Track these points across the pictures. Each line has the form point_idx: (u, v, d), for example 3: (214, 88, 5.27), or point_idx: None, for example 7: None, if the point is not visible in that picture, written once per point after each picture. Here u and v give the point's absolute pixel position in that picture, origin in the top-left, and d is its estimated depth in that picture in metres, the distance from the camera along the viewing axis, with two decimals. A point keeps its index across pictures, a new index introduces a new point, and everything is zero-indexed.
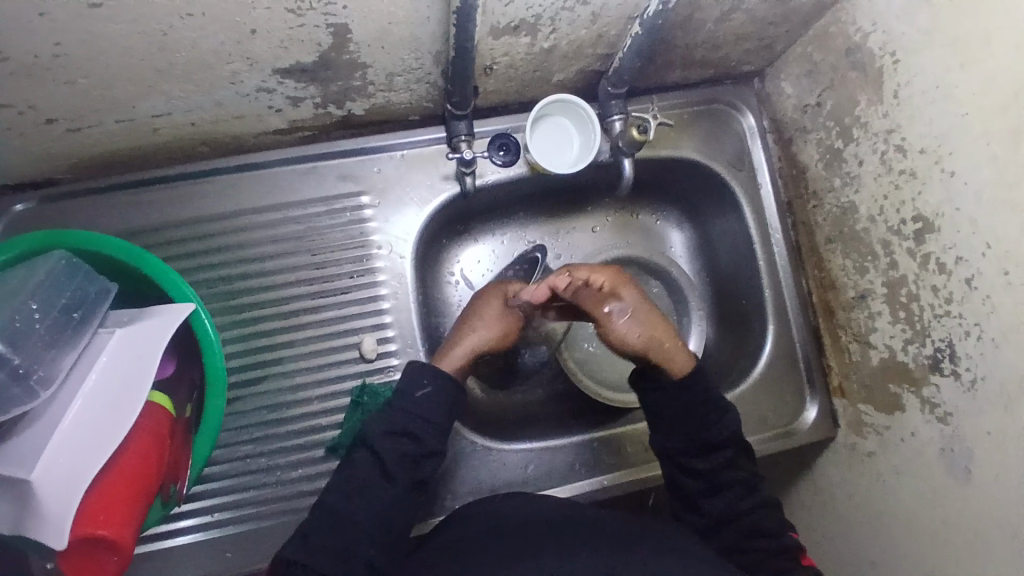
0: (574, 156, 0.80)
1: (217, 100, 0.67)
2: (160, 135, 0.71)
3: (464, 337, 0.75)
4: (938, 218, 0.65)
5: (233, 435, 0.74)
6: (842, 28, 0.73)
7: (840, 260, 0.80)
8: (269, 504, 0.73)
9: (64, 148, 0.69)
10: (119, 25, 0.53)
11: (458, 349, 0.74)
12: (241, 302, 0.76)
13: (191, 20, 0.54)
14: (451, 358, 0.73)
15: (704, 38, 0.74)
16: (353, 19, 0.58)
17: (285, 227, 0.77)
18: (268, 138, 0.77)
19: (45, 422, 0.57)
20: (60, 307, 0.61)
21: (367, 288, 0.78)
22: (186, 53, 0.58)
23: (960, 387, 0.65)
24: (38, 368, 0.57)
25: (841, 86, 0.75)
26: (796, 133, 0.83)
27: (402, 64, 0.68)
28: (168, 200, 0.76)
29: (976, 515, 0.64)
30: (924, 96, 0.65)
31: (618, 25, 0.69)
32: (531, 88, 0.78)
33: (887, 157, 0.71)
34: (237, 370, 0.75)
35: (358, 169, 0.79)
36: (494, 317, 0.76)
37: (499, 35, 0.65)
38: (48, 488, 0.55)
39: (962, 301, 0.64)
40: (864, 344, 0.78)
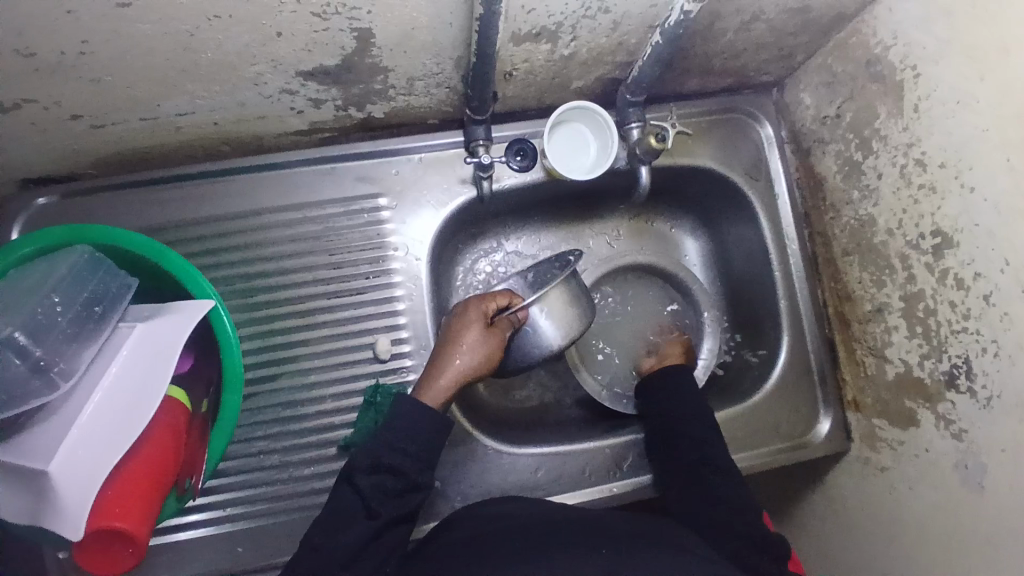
0: (591, 163, 0.81)
1: (239, 100, 0.68)
2: (182, 134, 0.72)
3: (445, 365, 0.68)
4: (958, 232, 0.65)
5: (247, 432, 0.75)
6: (863, 40, 0.72)
7: (856, 272, 0.79)
8: (281, 501, 0.74)
9: (89, 145, 0.70)
10: (146, 25, 0.54)
11: (439, 383, 0.68)
12: (258, 300, 0.77)
13: (216, 22, 0.55)
14: (434, 392, 0.67)
15: (724, 48, 0.74)
16: (375, 23, 0.59)
17: (303, 227, 0.78)
18: (288, 139, 0.77)
19: (65, 415, 0.58)
20: (82, 301, 0.62)
21: (382, 289, 0.78)
22: (211, 54, 0.59)
23: (976, 403, 0.65)
24: (60, 361, 0.59)
25: (860, 98, 0.75)
26: (814, 143, 0.83)
27: (422, 69, 0.68)
28: (189, 198, 0.77)
29: (989, 533, 0.64)
30: (946, 110, 0.65)
31: (638, 33, 0.69)
32: (550, 94, 0.79)
33: (906, 170, 0.70)
34: (253, 367, 0.76)
35: (376, 171, 0.80)
36: (474, 342, 0.69)
37: (519, 41, 0.66)
38: (67, 482, 0.56)
39: (980, 317, 0.63)
40: (880, 356, 0.78)
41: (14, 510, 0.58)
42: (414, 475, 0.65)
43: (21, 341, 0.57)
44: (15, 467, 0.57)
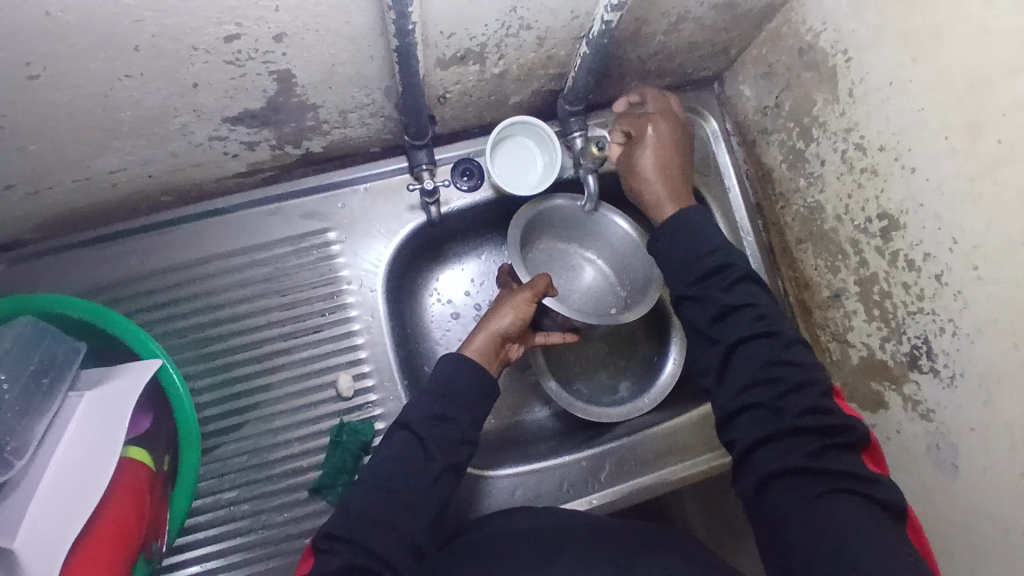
0: (538, 177, 0.80)
1: (171, 151, 0.67)
2: (120, 190, 0.70)
3: (482, 323, 0.73)
4: (903, 214, 0.65)
5: (215, 484, 0.74)
6: (793, 28, 0.72)
7: (811, 260, 0.79)
8: (256, 549, 0.73)
9: (25, 212, 0.68)
10: (62, 92, 0.53)
11: (477, 337, 0.72)
12: (214, 349, 0.76)
13: (131, 81, 0.54)
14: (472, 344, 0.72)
15: (657, 50, 0.74)
16: (295, 64, 0.58)
17: (253, 270, 0.77)
18: (229, 183, 0.76)
19: (21, 491, 0.56)
20: (29, 374, 0.60)
21: (341, 325, 0.78)
22: (132, 111, 0.58)
23: (939, 383, 0.64)
24: (11, 439, 0.57)
25: (797, 87, 0.74)
26: (758, 134, 0.82)
27: (353, 102, 0.67)
28: (134, 253, 0.75)
29: (965, 511, 0.63)
30: (880, 93, 0.65)
31: (566, 45, 0.68)
32: (489, 112, 0.78)
33: (848, 156, 0.70)
34: (215, 417, 0.75)
35: (323, 207, 0.79)
36: (502, 300, 0.75)
37: (447, 65, 0.65)
38: (33, 558, 0.54)
39: (934, 297, 0.63)
40: (843, 342, 0.77)
41: None
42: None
43: None
44: None
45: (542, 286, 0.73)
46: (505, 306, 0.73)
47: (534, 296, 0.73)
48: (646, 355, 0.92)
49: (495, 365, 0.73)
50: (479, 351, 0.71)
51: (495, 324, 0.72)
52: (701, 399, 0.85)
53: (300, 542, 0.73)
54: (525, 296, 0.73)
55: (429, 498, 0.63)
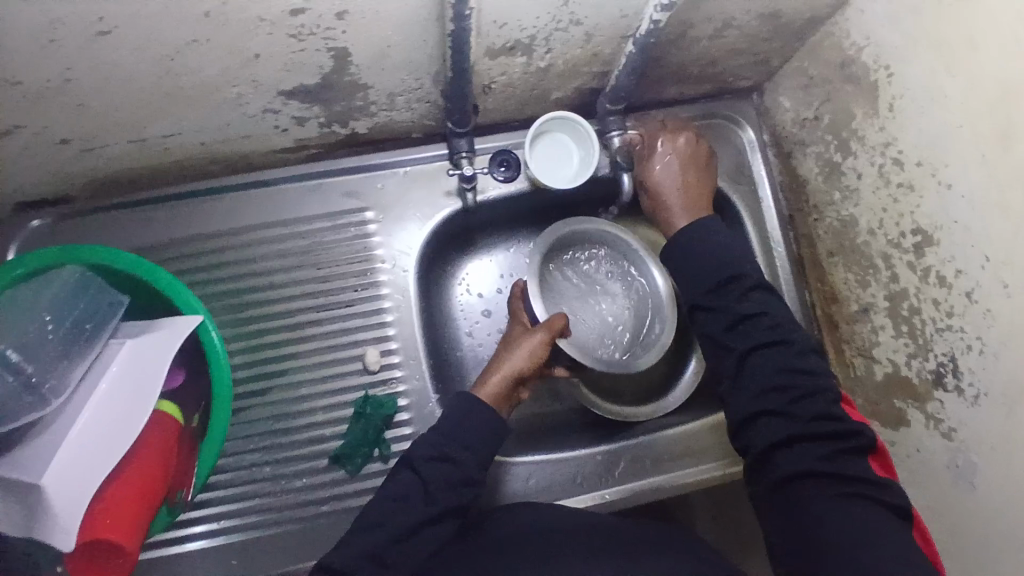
0: (573, 172, 0.81)
1: (225, 121, 0.69)
2: (171, 155, 0.74)
3: (498, 363, 0.74)
4: (937, 230, 0.65)
5: (239, 445, 0.77)
6: (836, 42, 0.73)
7: (841, 273, 0.79)
8: (276, 512, 0.75)
9: (79, 169, 0.72)
10: (129, 52, 0.56)
11: (491, 381, 0.72)
12: (249, 315, 0.78)
13: (196, 46, 0.57)
14: (487, 388, 0.72)
15: (698, 55, 0.75)
16: (352, 43, 0.60)
17: (292, 242, 0.80)
18: (275, 157, 0.79)
19: (56, 429, 0.59)
20: (73, 319, 0.63)
21: (371, 301, 0.80)
22: (193, 77, 0.61)
23: (962, 401, 0.64)
24: (50, 377, 0.60)
25: (837, 99, 0.75)
26: (795, 146, 0.83)
27: (401, 85, 0.70)
28: (179, 217, 0.79)
29: (982, 532, 0.63)
30: (919, 109, 0.65)
31: (611, 43, 0.70)
32: (530, 105, 0.80)
33: (884, 170, 0.70)
34: (244, 381, 0.77)
35: (362, 186, 0.81)
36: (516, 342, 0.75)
37: (495, 55, 0.67)
38: (59, 494, 0.57)
39: (963, 314, 0.63)
40: (868, 357, 0.77)
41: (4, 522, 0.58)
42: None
43: (13, 358, 0.59)
44: (1, 480, 0.58)
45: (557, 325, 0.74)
46: (522, 350, 0.73)
47: (549, 338, 0.74)
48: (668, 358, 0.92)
49: (507, 407, 0.73)
50: (493, 394, 0.71)
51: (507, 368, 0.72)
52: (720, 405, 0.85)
53: (319, 508, 0.75)
54: (540, 341, 0.74)
55: (438, 475, 0.65)
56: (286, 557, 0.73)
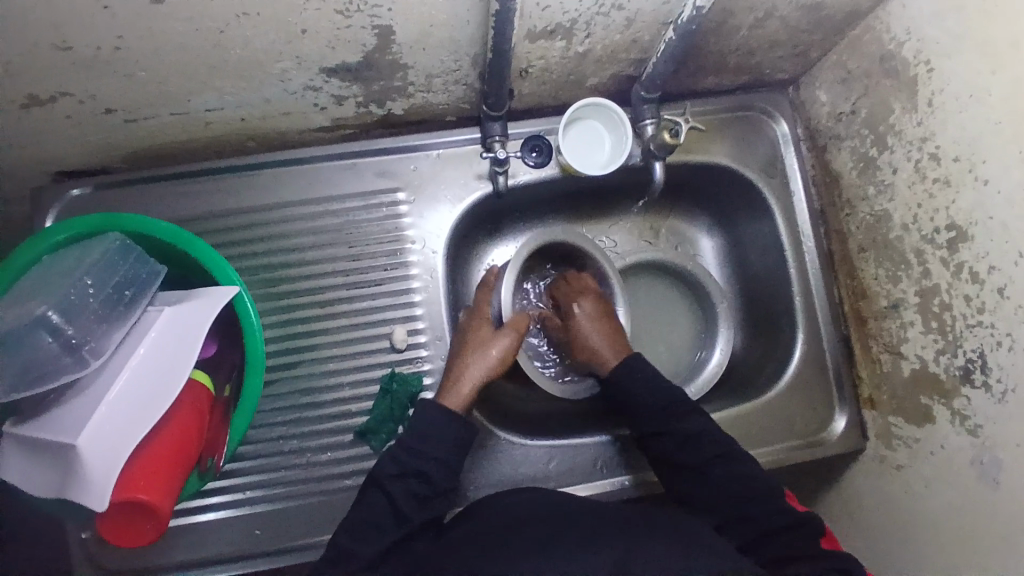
0: (605, 159, 0.82)
1: (266, 96, 0.71)
2: (211, 129, 0.75)
3: (464, 368, 0.74)
4: (972, 226, 0.65)
5: (267, 417, 0.78)
6: (877, 36, 0.73)
7: (872, 268, 0.79)
8: (298, 485, 0.76)
9: (121, 139, 0.73)
10: (180, 23, 0.57)
11: (462, 387, 0.72)
12: (280, 289, 0.79)
13: (245, 20, 0.58)
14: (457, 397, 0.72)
15: (737, 45, 0.75)
16: (396, 21, 0.61)
17: (325, 220, 0.80)
18: (312, 135, 0.80)
19: (93, 392, 0.59)
20: (113, 285, 0.64)
21: (400, 281, 0.81)
22: (239, 51, 0.62)
23: (990, 398, 0.64)
24: (90, 339, 0.60)
25: (876, 94, 0.75)
26: (830, 140, 0.83)
27: (441, 66, 0.70)
28: (215, 191, 0.80)
29: (1001, 530, 0.63)
30: (958, 104, 0.65)
31: (651, 29, 0.70)
32: (565, 91, 0.80)
33: (921, 165, 0.70)
34: (274, 354, 0.79)
35: (395, 167, 0.82)
36: (482, 345, 0.75)
37: (535, 38, 0.67)
38: (94, 455, 0.57)
39: (995, 310, 0.63)
40: (896, 353, 0.77)
41: (42, 485, 0.59)
42: (420, 481, 0.66)
43: (53, 320, 0.59)
44: (37, 440, 0.59)
45: (521, 328, 0.77)
46: (495, 355, 0.75)
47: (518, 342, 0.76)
48: (691, 349, 0.93)
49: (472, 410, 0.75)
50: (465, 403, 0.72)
51: (475, 371, 0.73)
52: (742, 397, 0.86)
53: (342, 482, 0.77)
54: (511, 342, 0.76)
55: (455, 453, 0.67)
56: (309, 527, 0.76)
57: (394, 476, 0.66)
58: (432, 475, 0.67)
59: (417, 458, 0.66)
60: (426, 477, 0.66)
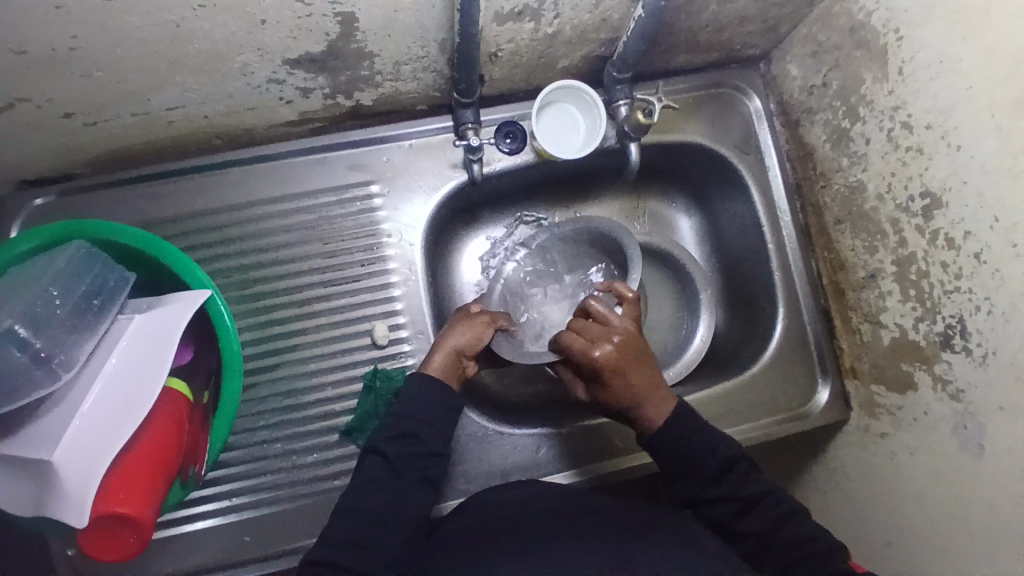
0: (581, 142, 0.81)
1: (229, 92, 0.68)
2: (174, 128, 0.72)
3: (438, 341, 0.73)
4: (946, 193, 0.65)
5: (249, 421, 0.76)
6: (845, 7, 0.73)
7: (849, 240, 0.80)
8: (286, 488, 0.75)
9: (81, 143, 0.70)
10: (135, 17, 0.54)
11: (435, 357, 0.71)
12: (255, 290, 0.78)
13: (203, 11, 0.56)
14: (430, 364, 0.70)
15: (708, 21, 0.75)
16: (360, 8, 0.60)
17: (298, 217, 0.79)
18: (279, 130, 0.78)
19: (65, 406, 0.57)
20: (81, 294, 0.61)
21: (379, 276, 0.79)
22: (199, 45, 0.60)
23: (970, 362, 0.65)
24: (60, 351, 0.58)
25: (846, 66, 0.75)
26: (802, 114, 0.83)
27: (409, 52, 0.69)
28: (183, 192, 0.77)
29: (988, 492, 0.64)
30: (929, 72, 0.65)
31: (620, 8, 0.70)
32: (536, 75, 0.79)
33: (894, 134, 0.70)
34: (252, 357, 0.77)
35: (367, 159, 0.80)
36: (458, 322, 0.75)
37: (503, 21, 0.66)
38: (70, 470, 0.55)
39: (972, 276, 0.63)
40: (875, 323, 0.78)
41: (17, 504, 0.57)
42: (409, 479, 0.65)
43: (21, 333, 0.56)
44: (11, 459, 0.57)
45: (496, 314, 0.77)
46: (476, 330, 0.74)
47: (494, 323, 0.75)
48: (675, 331, 0.93)
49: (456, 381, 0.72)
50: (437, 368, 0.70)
51: (451, 339, 0.72)
52: (726, 375, 0.86)
53: (330, 483, 0.76)
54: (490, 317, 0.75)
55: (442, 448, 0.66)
56: (298, 531, 0.74)
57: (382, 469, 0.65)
58: (420, 469, 0.66)
59: (403, 457, 0.65)
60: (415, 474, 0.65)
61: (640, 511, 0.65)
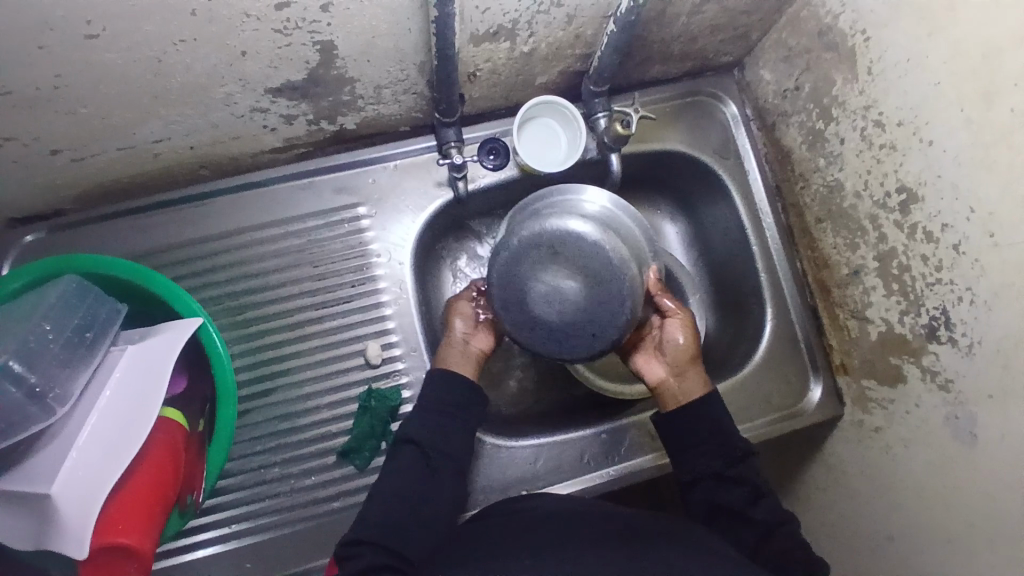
0: (563, 155, 0.82)
1: (213, 122, 0.70)
2: (161, 160, 0.73)
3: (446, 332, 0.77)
4: (922, 187, 0.67)
5: (246, 447, 0.76)
6: (812, 12, 0.75)
7: (831, 238, 0.81)
8: (285, 513, 0.75)
9: (69, 179, 0.71)
10: (116, 54, 0.56)
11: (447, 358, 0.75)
12: (248, 316, 0.78)
13: (183, 46, 0.57)
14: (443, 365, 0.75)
15: (680, 32, 0.77)
16: (337, 35, 0.61)
17: (287, 241, 0.80)
18: (265, 158, 0.79)
19: (61, 440, 0.58)
20: (73, 328, 0.62)
21: (370, 295, 0.80)
22: (182, 78, 0.61)
23: (957, 352, 0.66)
24: (55, 386, 0.59)
25: (817, 68, 0.76)
26: (778, 117, 0.85)
27: (388, 76, 0.70)
28: (172, 223, 0.78)
29: (983, 479, 0.64)
30: (897, 71, 0.67)
31: (593, 24, 0.71)
32: (515, 92, 0.81)
33: (867, 133, 0.72)
34: (248, 382, 0.77)
35: (353, 182, 0.81)
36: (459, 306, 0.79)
37: (479, 42, 0.68)
38: (69, 504, 0.55)
39: (952, 267, 0.65)
40: (862, 318, 0.79)
41: (18, 539, 0.57)
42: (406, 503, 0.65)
43: (16, 369, 0.57)
44: (9, 495, 0.57)
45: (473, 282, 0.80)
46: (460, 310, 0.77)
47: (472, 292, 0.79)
48: None
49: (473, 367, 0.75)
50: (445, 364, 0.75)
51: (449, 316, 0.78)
52: (719, 377, 0.87)
53: (330, 505, 0.76)
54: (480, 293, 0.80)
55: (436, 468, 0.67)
56: (300, 555, 0.74)
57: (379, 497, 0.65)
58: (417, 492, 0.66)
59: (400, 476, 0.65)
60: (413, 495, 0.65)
61: (639, 516, 0.65)
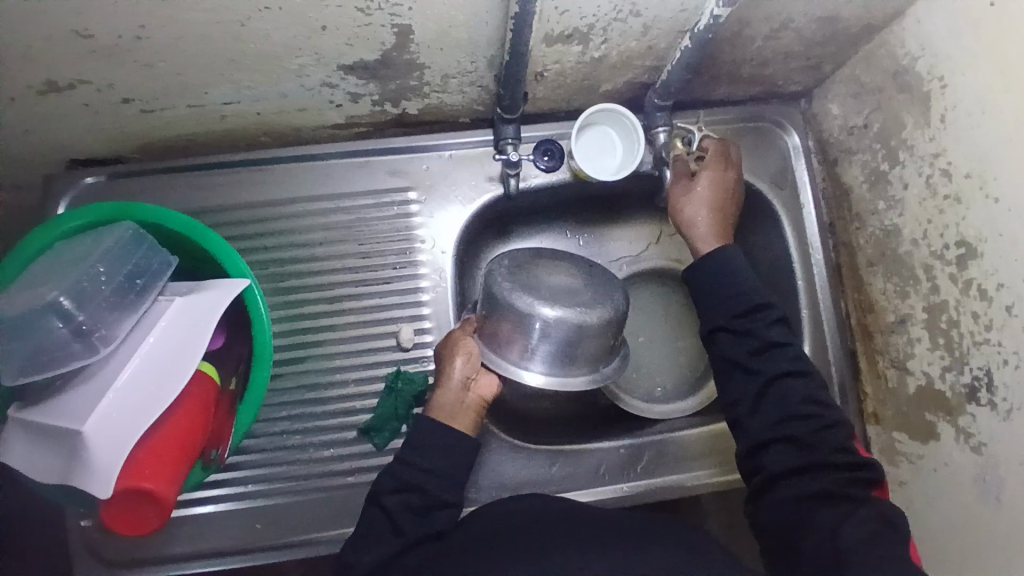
0: (617, 164, 0.82)
1: (283, 92, 0.71)
2: (226, 122, 0.75)
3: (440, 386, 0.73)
4: (982, 242, 0.65)
5: (272, 411, 0.78)
6: (890, 50, 0.73)
7: (880, 283, 0.79)
8: (300, 481, 0.76)
9: (136, 129, 0.74)
10: (201, 14, 0.57)
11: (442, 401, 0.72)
12: (290, 284, 0.80)
13: (267, 13, 0.58)
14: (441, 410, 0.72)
15: (752, 56, 0.76)
16: (416, 20, 0.62)
17: (336, 216, 0.81)
18: (325, 132, 0.81)
19: (100, 380, 0.60)
20: (124, 274, 0.63)
21: (409, 279, 0.81)
22: (260, 45, 0.63)
23: (995, 415, 0.64)
24: (101, 326, 0.61)
25: (888, 109, 0.75)
26: (841, 153, 0.83)
27: (457, 67, 0.71)
28: (228, 184, 0.80)
29: (1006, 549, 0.62)
30: (970, 120, 0.65)
31: (668, 37, 0.71)
32: (579, 96, 0.81)
33: (932, 180, 0.70)
34: (283, 348, 0.79)
35: (407, 166, 0.82)
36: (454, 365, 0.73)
37: (552, 42, 0.68)
38: (101, 443, 0.57)
39: (1003, 328, 0.63)
40: (902, 368, 0.77)
41: (44, 470, 0.58)
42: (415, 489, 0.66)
43: (65, 306, 0.59)
44: (43, 427, 0.59)
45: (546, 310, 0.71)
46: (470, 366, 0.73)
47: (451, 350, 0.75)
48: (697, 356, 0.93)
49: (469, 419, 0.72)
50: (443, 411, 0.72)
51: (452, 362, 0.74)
52: None
53: (345, 479, 0.77)
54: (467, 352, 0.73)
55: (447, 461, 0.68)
56: (309, 524, 0.75)
57: (390, 482, 0.65)
58: (427, 481, 0.66)
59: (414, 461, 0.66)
60: (423, 481, 0.66)
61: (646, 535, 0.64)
